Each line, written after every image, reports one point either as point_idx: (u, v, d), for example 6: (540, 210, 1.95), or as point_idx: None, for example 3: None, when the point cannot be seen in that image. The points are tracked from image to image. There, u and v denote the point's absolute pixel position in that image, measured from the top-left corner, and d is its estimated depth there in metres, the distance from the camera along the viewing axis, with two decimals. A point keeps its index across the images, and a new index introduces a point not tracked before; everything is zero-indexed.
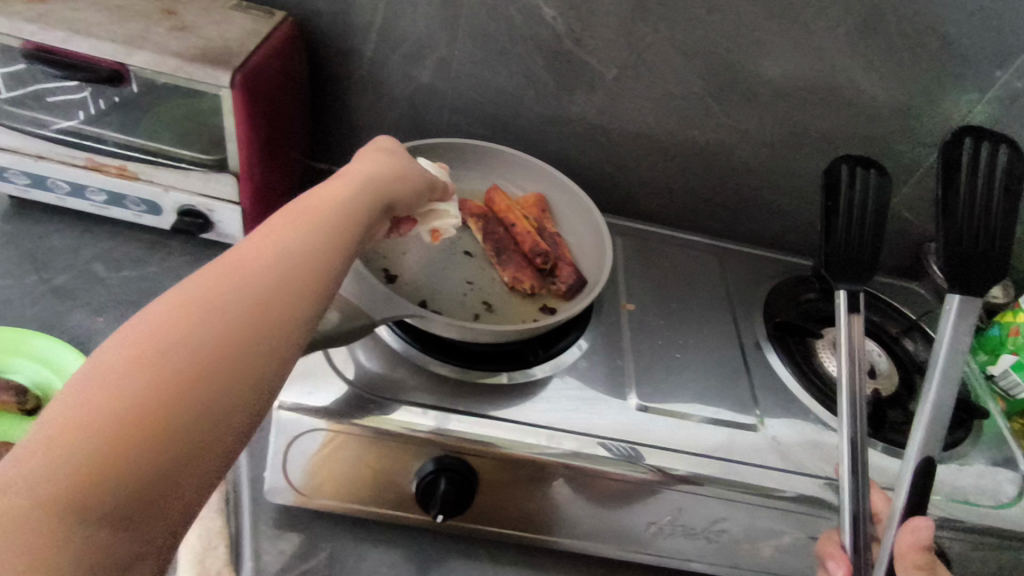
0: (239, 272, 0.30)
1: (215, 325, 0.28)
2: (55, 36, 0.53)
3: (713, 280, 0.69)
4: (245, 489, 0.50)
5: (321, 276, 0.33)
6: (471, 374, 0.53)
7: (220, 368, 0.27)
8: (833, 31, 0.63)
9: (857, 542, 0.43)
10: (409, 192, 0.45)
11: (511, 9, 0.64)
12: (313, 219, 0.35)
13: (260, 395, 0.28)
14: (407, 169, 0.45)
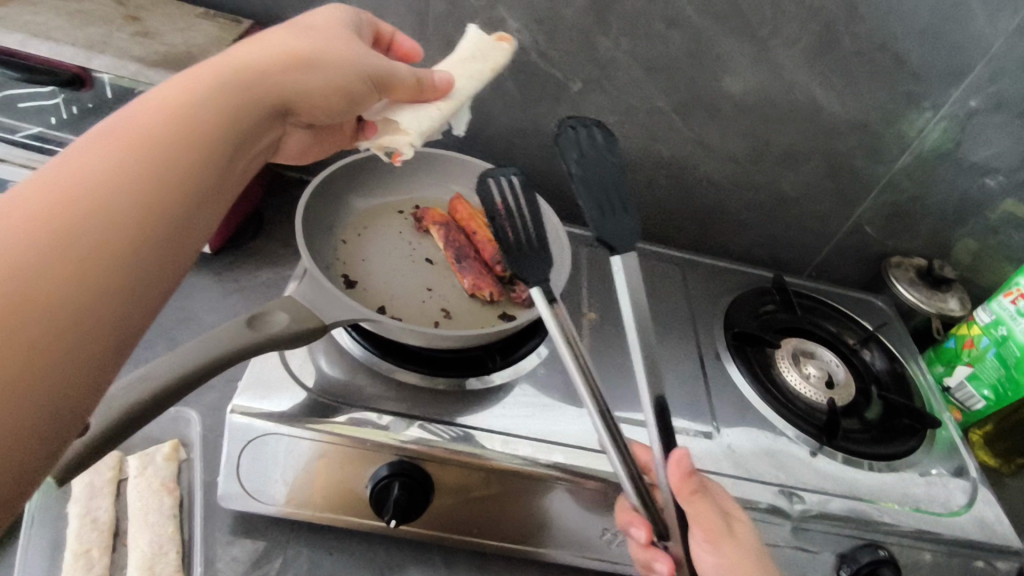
0: (84, 173, 0.28)
1: (42, 240, 0.26)
2: (15, 39, 0.52)
3: (677, 290, 0.70)
4: (200, 495, 0.50)
5: (175, 185, 0.31)
6: (435, 384, 0.53)
7: (59, 279, 0.25)
8: (791, 48, 0.64)
9: (642, 498, 0.43)
10: (310, 94, 0.41)
11: (477, 22, 0.65)
12: (177, 116, 0.33)
13: (103, 314, 0.26)
14: (306, 62, 0.40)
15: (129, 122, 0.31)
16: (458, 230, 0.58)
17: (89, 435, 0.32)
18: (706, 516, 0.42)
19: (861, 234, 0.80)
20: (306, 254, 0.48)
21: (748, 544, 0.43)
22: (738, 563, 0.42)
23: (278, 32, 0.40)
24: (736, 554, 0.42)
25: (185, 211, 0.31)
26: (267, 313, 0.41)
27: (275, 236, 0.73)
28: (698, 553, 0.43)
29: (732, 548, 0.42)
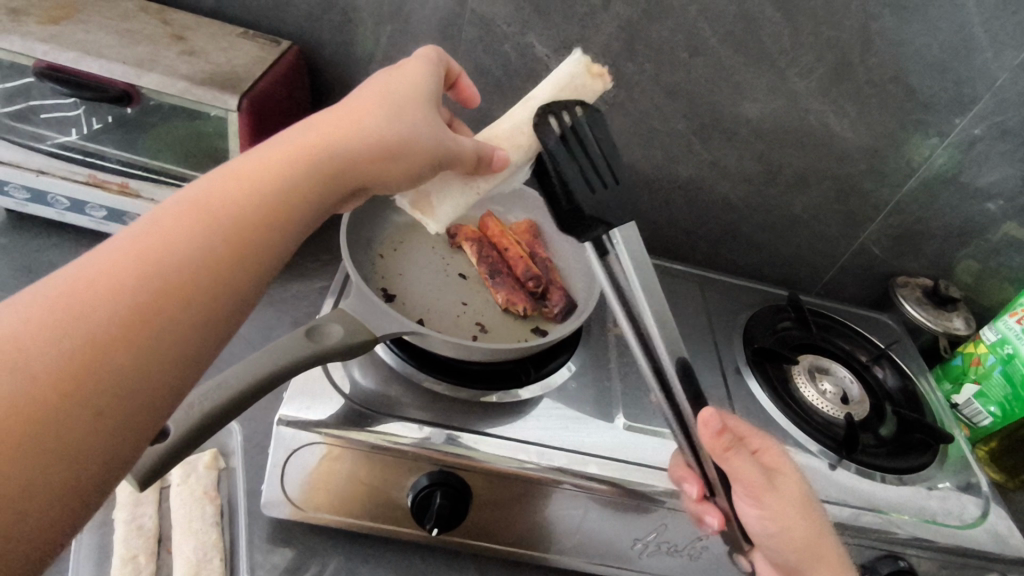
0: (170, 244, 0.30)
1: (113, 314, 0.27)
2: (68, 56, 0.54)
3: (696, 307, 0.72)
4: (243, 502, 0.51)
5: (237, 272, 0.32)
6: (459, 392, 0.54)
7: (118, 354, 0.27)
8: (806, 78, 0.67)
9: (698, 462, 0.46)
10: (389, 175, 0.40)
11: (506, 47, 0.67)
12: (253, 197, 0.33)
13: (154, 393, 0.28)
14: (394, 145, 0.39)
15: (214, 196, 0.32)
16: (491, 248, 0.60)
17: (168, 443, 0.33)
18: (750, 475, 0.43)
19: (870, 255, 0.82)
20: (353, 269, 0.49)
21: (787, 494, 0.45)
22: (779, 514, 0.44)
23: (369, 109, 0.39)
24: (778, 508, 0.44)
25: (242, 293, 0.32)
26: (323, 326, 0.42)
27: (303, 250, 0.74)
28: (739, 506, 0.45)
29: (774, 502, 0.44)
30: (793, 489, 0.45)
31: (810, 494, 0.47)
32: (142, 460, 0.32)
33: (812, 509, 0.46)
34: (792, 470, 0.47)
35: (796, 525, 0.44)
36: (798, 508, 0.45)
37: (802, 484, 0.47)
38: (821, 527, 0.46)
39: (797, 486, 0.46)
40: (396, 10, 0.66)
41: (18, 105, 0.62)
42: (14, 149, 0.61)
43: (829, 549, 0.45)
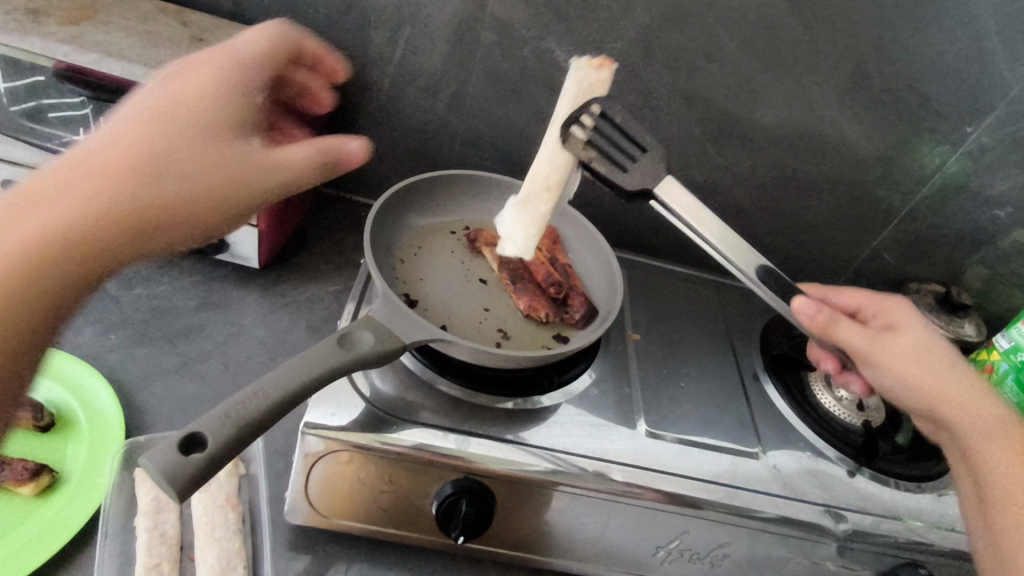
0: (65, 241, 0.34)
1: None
2: (89, 58, 0.54)
3: (712, 314, 0.73)
4: (266, 508, 0.51)
5: (48, 279, 0.34)
6: (474, 399, 0.54)
7: None
8: (823, 85, 0.67)
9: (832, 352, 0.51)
10: (275, 187, 0.42)
11: (525, 51, 0.67)
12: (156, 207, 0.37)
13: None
14: (258, 160, 0.41)
15: (98, 172, 0.36)
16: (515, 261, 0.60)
17: (209, 453, 0.32)
18: (855, 335, 0.48)
19: (881, 261, 0.82)
20: (378, 275, 0.49)
21: (910, 344, 0.48)
22: (899, 360, 0.47)
23: (171, 107, 0.39)
24: (890, 360, 0.47)
25: (53, 301, 0.34)
26: (353, 333, 0.42)
27: (317, 252, 0.74)
28: (871, 376, 0.49)
29: (884, 358, 0.47)
30: (915, 342, 0.48)
31: (950, 347, 0.49)
32: (183, 471, 0.31)
33: (950, 357, 0.48)
34: (920, 327, 0.50)
35: (923, 374, 0.46)
36: (923, 353, 0.48)
37: (935, 339, 0.49)
38: (961, 368, 0.47)
39: (921, 337, 0.49)
40: (415, 13, 0.66)
41: (29, 103, 0.58)
42: (31, 150, 0.60)
43: (979, 388, 0.46)
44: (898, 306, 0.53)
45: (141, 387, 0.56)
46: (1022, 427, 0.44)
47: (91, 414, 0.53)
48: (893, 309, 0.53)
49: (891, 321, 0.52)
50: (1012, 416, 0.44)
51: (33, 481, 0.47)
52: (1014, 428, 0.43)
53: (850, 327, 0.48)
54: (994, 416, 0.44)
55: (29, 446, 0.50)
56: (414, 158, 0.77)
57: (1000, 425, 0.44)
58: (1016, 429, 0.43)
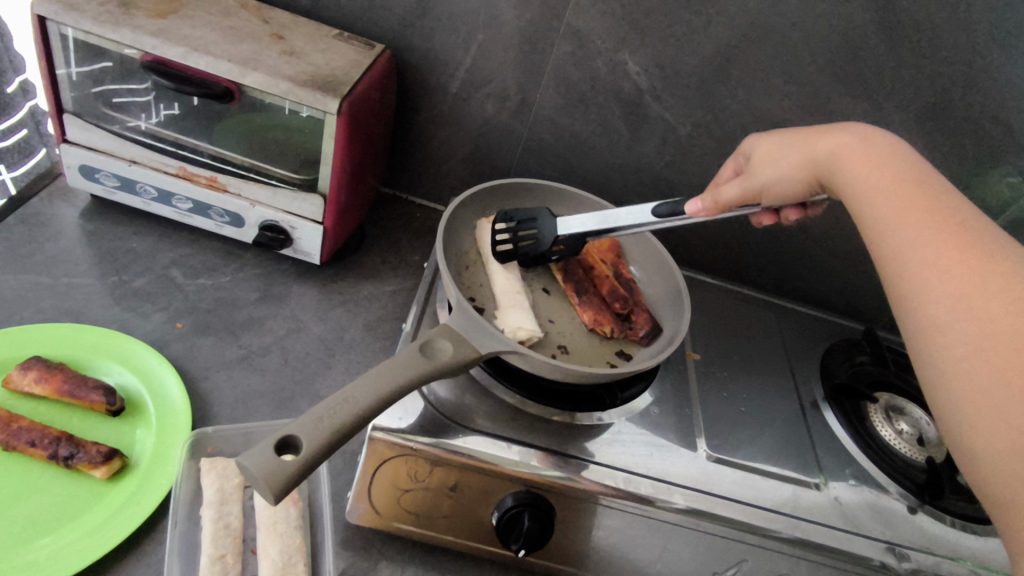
0: None
1: None
2: (176, 51, 0.55)
3: (770, 338, 0.72)
4: (326, 506, 0.51)
5: None
6: (525, 407, 0.54)
7: None
8: (902, 110, 0.66)
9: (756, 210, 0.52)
10: None
11: (597, 62, 0.67)
12: None
13: None
14: None
15: None
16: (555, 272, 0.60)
17: (305, 456, 0.33)
18: (734, 191, 0.50)
19: None
20: (452, 286, 0.49)
21: (764, 160, 0.51)
22: (763, 165, 0.51)
23: None
24: (764, 174, 0.50)
25: None
26: (431, 342, 0.43)
27: (374, 251, 0.74)
28: (770, 194, 0.50)
29: (766, 179, 0.50)
30: (763, 157, 0.51)
31: (793, 132, 0.51)
32: (282, 473, 0.32)
33: (796, 138, 0.50)
34: (762, 143, 0.53)
35: (787, 169, 0.49)
36: (773, 156, 0.51)
37: (776, 139, 0.52)
38: (806, 138, 0.49)
39: (773, 154, 0.51)
40: (490, 19, 0.65)
41: (100, 89, 0.61)
42: (110, 137, 0.61)
43: (822, 142, 0.48)
44: (746, 142, 0.55)
45: (205, 377, 0.57)
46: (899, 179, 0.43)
47: (159, 403, 0.53)
48: (747, 145, 0.55)
49: (744, 155, 0.55)
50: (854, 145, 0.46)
51: (105, 466, 0.47)
52: (893, 179, 0.43)
53: (722, 193, 0.50)
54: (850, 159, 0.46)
55: (101, 430, 0.51)
56: (475, 163, 0.77)
57: (886, 198, 0.43)
58: (881, 161, 0.45)
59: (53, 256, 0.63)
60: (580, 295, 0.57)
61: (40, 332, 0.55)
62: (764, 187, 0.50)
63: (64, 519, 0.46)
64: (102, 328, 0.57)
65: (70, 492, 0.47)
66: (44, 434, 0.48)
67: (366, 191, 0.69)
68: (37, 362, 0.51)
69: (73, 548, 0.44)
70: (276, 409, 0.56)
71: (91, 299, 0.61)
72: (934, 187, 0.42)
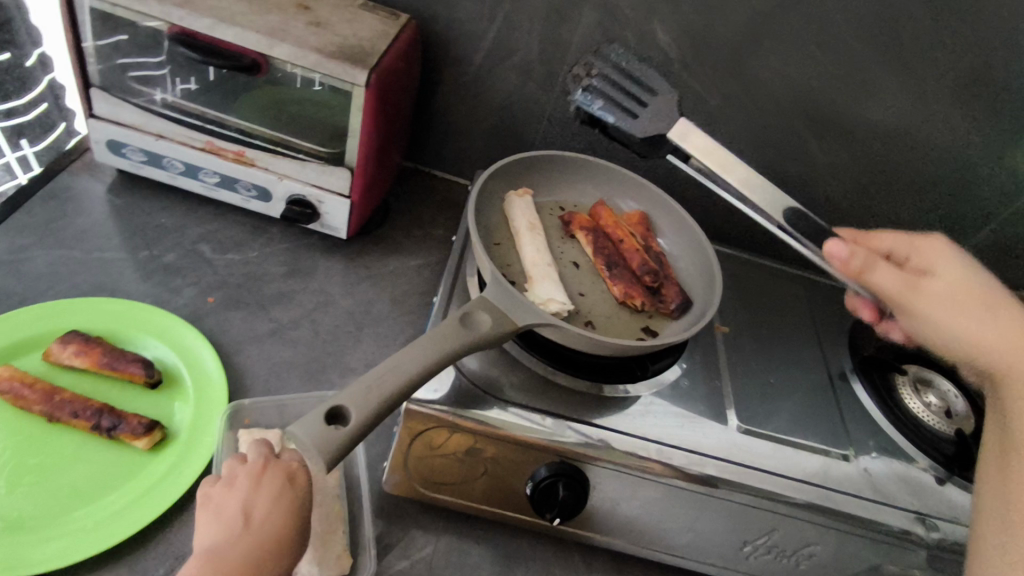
0: None
1: None
2: (203, 23, 0.55)
3: (797, 310, 0.72)
4: (361, 475, 0.52)
5: None
6: (555, 378, 0.54)
7: None
8: (939, 78, 0.64)
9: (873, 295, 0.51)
10: None
11: (626, 31, 0.66)
12: None
13: None
14: None
15: None
16: (587, 240, 0.60)
17: (353, 425, 0.33)
18: (891, 281, 0.47)
19: None
20: (486, 260, 0.50)
21: (959, 301, 0.46)
22: (946, 300, 0.46)
23: None
24: (928, 305, 0.46)
25: None
26: (472, 315, 0.43)
27: (398, 225, 0.74)
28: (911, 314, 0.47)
29: (923, 306, 0.46)
30: (949, 283, 0.47)
31: (996, 287, 0.47)
32: (332, 442, 0.32)
33: (1000, 308, 0.45)
34: (960, 269, 0.48)
35: (952, 315, 0.45)
36: (965, 304, 0.45)
37: (975, 281, 0.47)
38: (986, 295, 0.46)
39: (953, 286, 0.47)
40: None
41: (126, 60, 0.60)
42: (138, 112, 0.61)
43: (996, 308, 0.45)
44: (936, 245, 0.50)
45: (238, 350, 0.58)
46: None
47: (196, 375, 0.54)
48: (932, 251, 0.50)
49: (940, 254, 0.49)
50: None
51: (146, 437, 0.49)
52: None
53: (876, 270, 0.47)
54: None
55: (140, 403, 0.52)
56: (499, 136, 0.76)
57: None
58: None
59: (83, 231, 0.63)
60: (612, 269, 0.57)
61: (76, 306, 0.55)
62: (916, 312, 0.46)
63: (109, 488, 0.47)
64: (135, 302, 0.58)
65: (113, 462, 0.48)
66: (86, 406, 0.49)
67: (391, 164, 0.69)
68: (76, 336, 0.52)
69: (119, 515, 0.45)
70: (308, 382, 0.57)
71: (123, 274, 0.61)
72: None
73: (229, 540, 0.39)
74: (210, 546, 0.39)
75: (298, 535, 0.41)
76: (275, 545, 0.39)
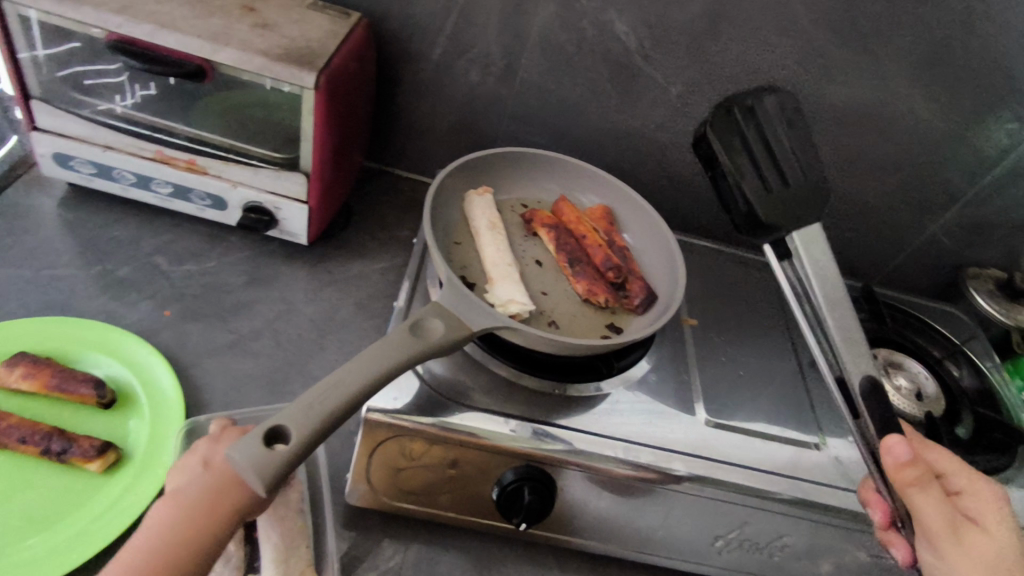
0: None
1: None
2: (143, 29, 0.53)
3: (766, 298, 0.71)
4: (326, 487, 0.51)
5: None
6: (521, 380, 0.53)
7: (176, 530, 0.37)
8: (899, 60, 0.64)
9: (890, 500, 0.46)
10: None
11: (583, 22, 0.65)
12: None
13: None
14: None
15: None
16: (549, 238, 0.59)
17: (293, 444, 0.32)
18: (933, 511, 0.41)
19: (939, 245, 0.78)
20: (443, 263, 0.48)
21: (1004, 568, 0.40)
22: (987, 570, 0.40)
23: None
24: (962, 561, 0.40)
25: None
26: (423, 321, 0.42)
27: (362, 228, 0.73)
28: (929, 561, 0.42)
29: (956, 553, 0.40)
30: (992, 550, 0.41)
31: None
32: (271, 464, 0.31)
33: None
34: (1011, 541, 0.42)
35: None
36: None
37: (999, 541, 0.42)
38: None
39: (973, 530, 0.41)
40: None
41: (66, 71, 0.58)
42: (82, 123, 0.59)
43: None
44: (993, 493, 0.44)
45: (196, 364, 0.56)
46: None
47: (151, 392, 0.53)
48: (986, 502, 0.44)
49: (992, 503, 0.44)
50: None
51: (99, 459, 0.47)
52: None
53: (918, 497, 0.41)
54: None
55: (93, 424, 0.50)
56: (462, 133, 0.75)
57: None
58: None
59: (33, 249, 0.61)
60: (576, 266, 0.57)
61: (24, 327, 0.54)
62: None
63: (62, 513, 0.45)
64: (87, 319, 0.56)
65: (66, 486, 0.47)
66: (34, 430, 0.47)
67: (350, 167, 0.67)
68: (23, 357, 0.50)
69: (72, 542, 0.44)
70: (270, 394, 0.56)
71: (75, 291, 0.59)
72: None
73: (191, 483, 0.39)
74: (173, 490, 0.39)
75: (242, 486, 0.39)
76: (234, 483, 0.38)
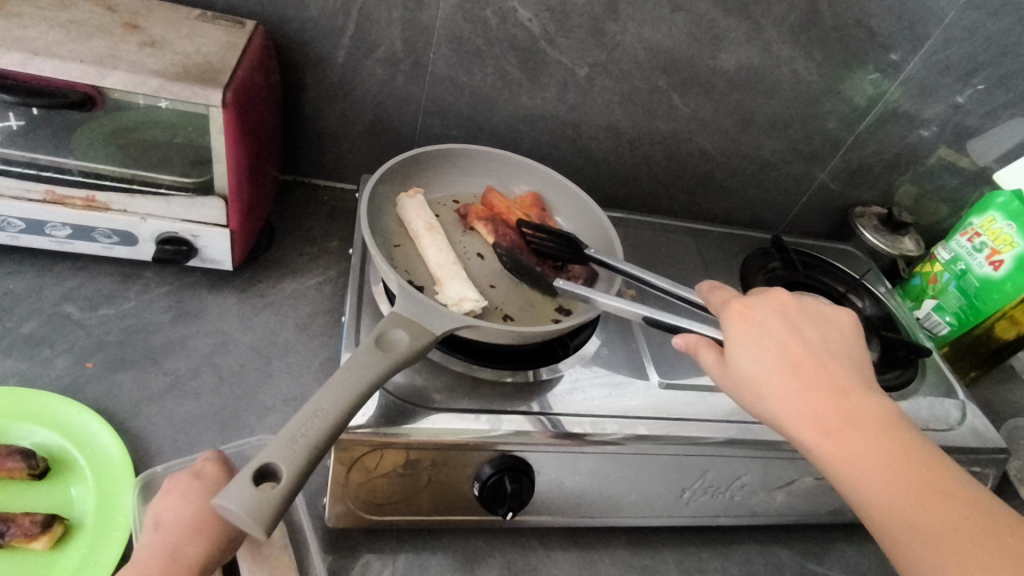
0: None
1: None
2: (12, 59, 0.47)
3: (690, 260, 0.76)
4: (303, 516, 0.50)
5: None
6: (477, 373, 0.53)
7: None
8: (779, 25, 0.69)
9: None
10: None
11: (486, 12, 0.65)
12: None
13: None
14: None
15: None
16: (488, 229, 0.60)
17: (286, 483, 0.33)
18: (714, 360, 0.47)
19: (828, 190, 0.86)
20: (392, 272, 0.48)
21: (749, 383, 0.45)
22: (738, 385, 0.46)
23: None
24: (738, 387, 0.46)
25: None
26: (386, 334, 0.42)
27: (287, 244, 0.70)
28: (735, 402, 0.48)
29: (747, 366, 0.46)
30: (775, 347, 0.46)
31: (797, 412, 0.43)
32: (265, 506, 0.32)
33: (803, 390, 0.44)
34: (765, 338, 0.46)
35: (777, 399, 0.44)
36: (763, 391, 0.44)
37: (803, 339, 0.47)
38: (846, 395, 0.44)
39: (774, 348, 0.46)
40: None
41: None
42: None
43: (848, 394, 0.44)
44: (733, 312, 0.49)
45: (135, 414, 0.53)
46: (907, 455, 0.40)
47: (90, 454, 0.49)
48: (743, 314, 0.48)
49: (748, 320, 0.48)
50: (886, 426, 0.42)
51: (45, 535, 0.44)
52: (893, 464, 0.40)
53: (732, 342, 0.47)
54: (816, 415, 0.42)
55: (29, 498, 0.46)
56: (376, 135, 0.73)
57: (889, 471, 0.40)
58: (857, 447, 0.41)
59: None
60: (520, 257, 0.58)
61: None
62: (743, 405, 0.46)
63: None
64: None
65: (11, 570, 0.43)
66: None
67: (268, 184, 0.64)
68: None
69: None
70: (223, 432, 0.53)
71: None
72: (867, 399, 0.43)
73: (145, 548, 0.41)
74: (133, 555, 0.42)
75: (194, 546, 0.41)
76: (186, 543, 0.41)
